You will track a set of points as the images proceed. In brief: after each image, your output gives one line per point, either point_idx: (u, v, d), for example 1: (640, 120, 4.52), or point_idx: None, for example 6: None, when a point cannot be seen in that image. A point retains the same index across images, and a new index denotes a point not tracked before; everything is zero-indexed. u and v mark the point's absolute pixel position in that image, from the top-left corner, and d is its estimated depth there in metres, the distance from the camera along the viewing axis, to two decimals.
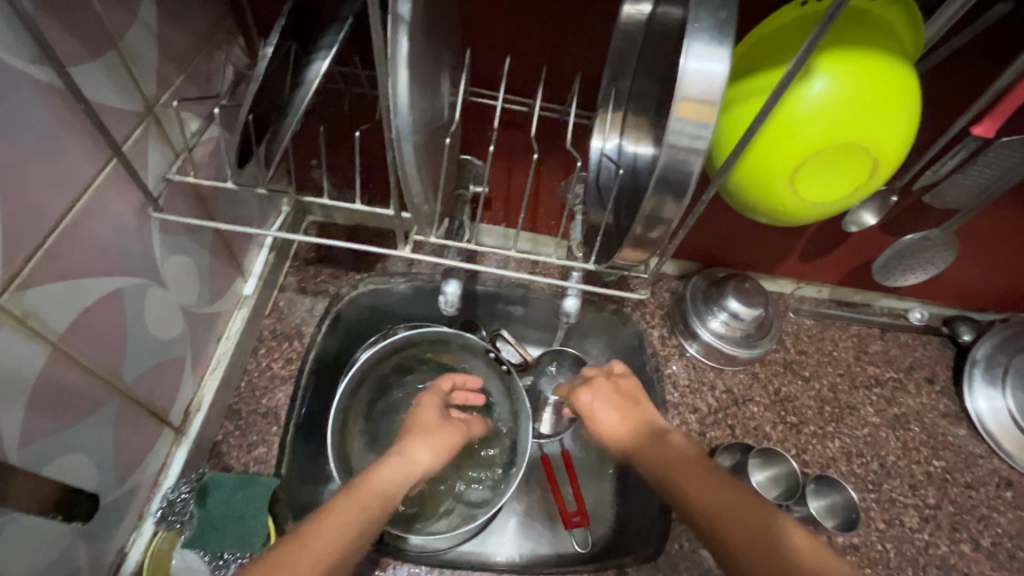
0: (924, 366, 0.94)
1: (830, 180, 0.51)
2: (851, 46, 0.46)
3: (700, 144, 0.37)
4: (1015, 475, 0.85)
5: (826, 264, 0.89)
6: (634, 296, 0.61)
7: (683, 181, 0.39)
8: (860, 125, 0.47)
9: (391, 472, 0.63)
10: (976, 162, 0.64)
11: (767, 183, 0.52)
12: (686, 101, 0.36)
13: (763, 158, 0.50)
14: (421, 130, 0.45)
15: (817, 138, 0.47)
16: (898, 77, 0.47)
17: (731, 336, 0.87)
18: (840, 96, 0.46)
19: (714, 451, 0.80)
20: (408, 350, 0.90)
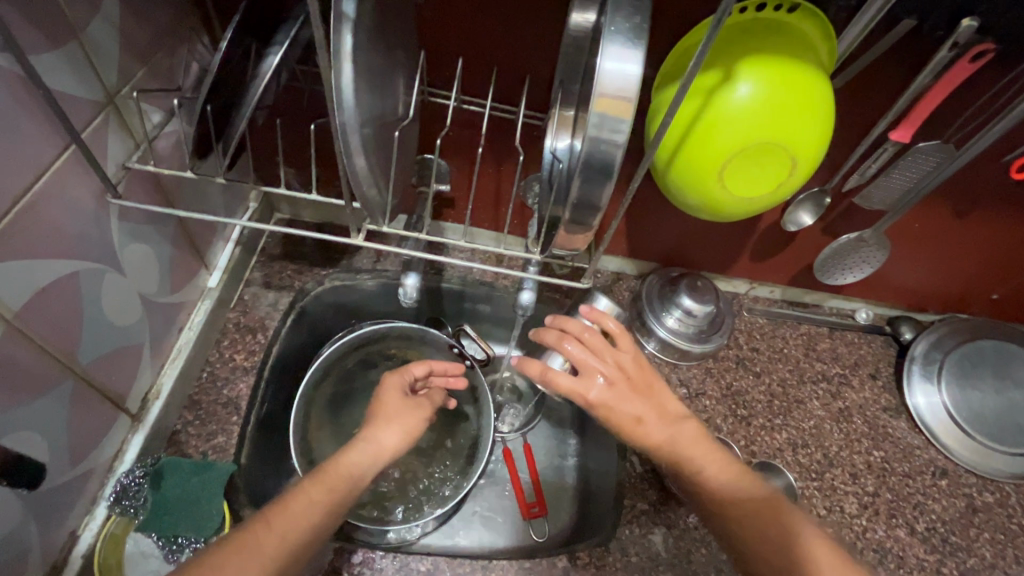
0: (868, 363, 0.99)
1: (757, 178, 0.55)
2: (768, 55, 0.51)
3: (619, 137, 0.41)
4: (950, 465, 0.90)
5: (773, 265, 0.94)
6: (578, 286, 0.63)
7: (607, 171, 0.43)
8: (777, 126, 0.51)
9: (360, 454, 0.62)
10: (898, 166, 0.69)
11: (699, 180, 0.56)
12: (603, 98, 0.40)
13: (692, 156, 0.54)
14: (371, 123, 0.47)
15: (738, 138, 0.52)
16: (812, 82, 0.51)
17: (685, 332, 0.91)
18: (757, 99, 0.50)
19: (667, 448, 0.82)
20: (374, 345, 0.93)
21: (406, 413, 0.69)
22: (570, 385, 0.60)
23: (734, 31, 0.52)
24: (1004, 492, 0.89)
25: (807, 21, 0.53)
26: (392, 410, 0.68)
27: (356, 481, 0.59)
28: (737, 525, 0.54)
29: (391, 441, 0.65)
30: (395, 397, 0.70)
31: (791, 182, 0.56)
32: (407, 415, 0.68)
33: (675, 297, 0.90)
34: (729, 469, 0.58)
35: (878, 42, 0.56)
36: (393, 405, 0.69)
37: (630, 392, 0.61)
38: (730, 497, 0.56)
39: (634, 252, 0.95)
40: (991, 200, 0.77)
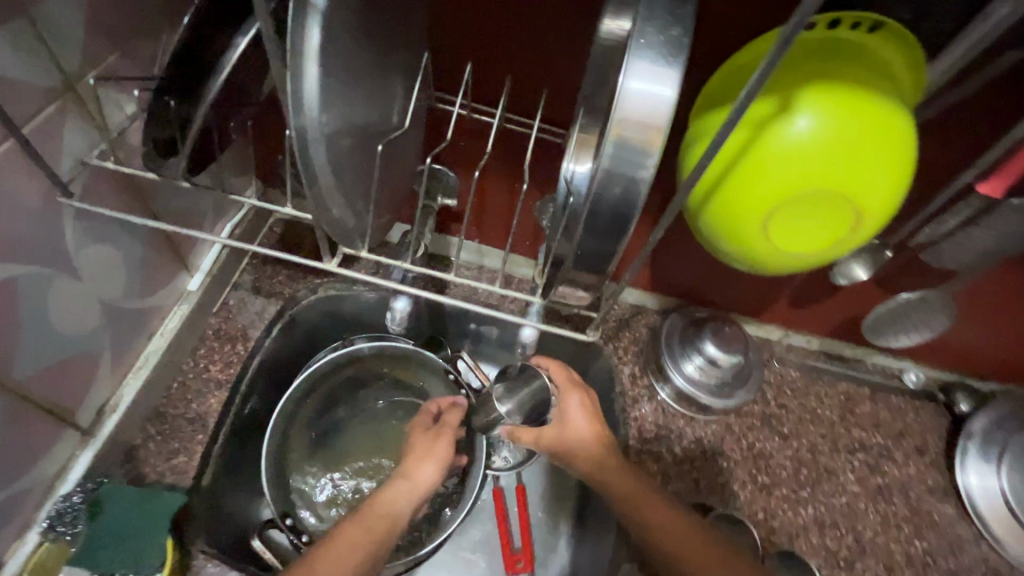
0: (915, 434, 0.87)
1: (809, 230, 0.46)
2: (841, 82, 0.41)
3: (643, 174, 0.33)
4: (1004, 565, 0.78)
5: (813, 316, 0.83)
6: (580, 338, 0.54)
7: (626, 214, 0.35)
8: (844, 171, 0.42)
9: (398, 492, 0.60)
10: (981, 223, 0.58)
11: (740, 227, 0.47)
12: (625, 125, 0.32)
13: (735, 199, 0.45)
14: (348, 133, 0.40)
15: (794, 182, 0.42)
16: (893, 120, 0.41)
17: (706, 383, 0.81)
18: (823, 138, 0.41)
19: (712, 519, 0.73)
20: (365, 363, 0.85)
21: (438, 443, 0.64)
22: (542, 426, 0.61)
23: (797, 52, 0.43)
24: None
25: (891, 43, 0.43)
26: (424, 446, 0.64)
27: (396, 521, 0.58)
28: None
29: (427, 476, 0.62)
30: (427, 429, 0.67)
31: (850, 237, 0.47)
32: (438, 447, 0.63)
33: (697, 342, 0.81)
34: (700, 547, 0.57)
35: (978, 75, 0.46)
36: (423, 440, 0.65)
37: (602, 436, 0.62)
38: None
39: (656, 286, 0.86)
40: None
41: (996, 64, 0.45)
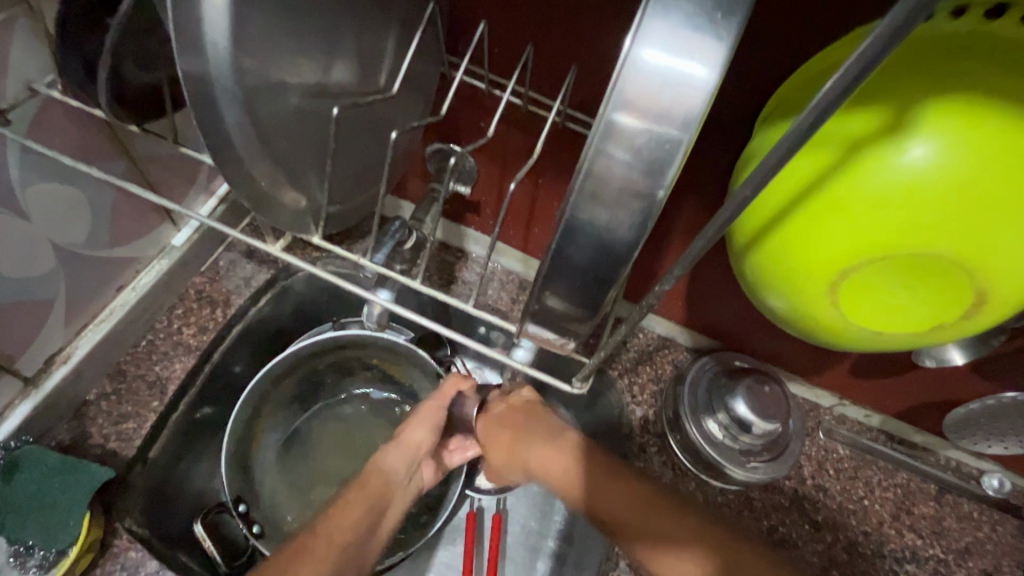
0: (986, 555, 0.70)
1: (899, 304, 0.33)
2: (989, 98, 0.28)
3: (651, 186, 0.25)
4: None
5: (881, 391, 0.67)
6: (565, 389, 0.45)
7: (624, 243, 0.26)
8: (972, 230, 0.29)
9: (399, 454, 0.58)
10: None
11: (796, 283, 0.34)
12: (629, 115, 0.24)
13: (798, 245, 0.33)
14: (286, 89, 0.31)
15: (888, 232, 0.30)
16: None
17: (728, 447, 0.68)
18: (947, 175, 0.28)
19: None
20: (353, 350, 0.78)
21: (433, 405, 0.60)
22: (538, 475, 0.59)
23: (920, 50, 0.29)
24: None
25: None
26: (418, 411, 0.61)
27: (397, 484, 0.57)
28: None
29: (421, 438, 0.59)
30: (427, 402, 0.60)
31: (962, 322, 0.34)
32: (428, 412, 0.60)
33: (727, 397, 0.68)
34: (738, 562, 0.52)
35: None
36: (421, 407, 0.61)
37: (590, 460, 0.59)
38: None
39: (691, 320, 0.73)
40: None
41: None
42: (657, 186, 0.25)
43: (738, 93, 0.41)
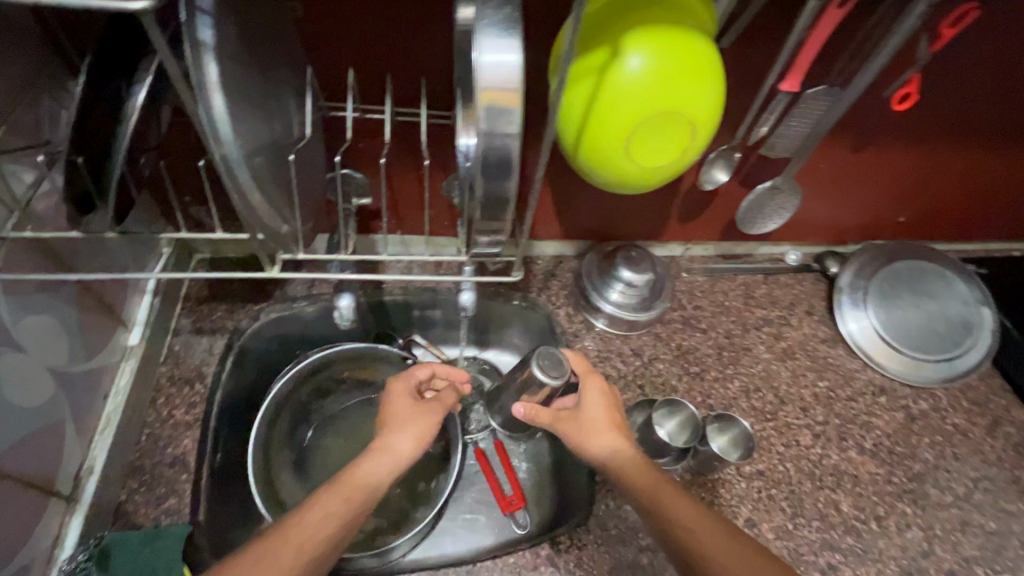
0: (802, 301, 1.05)
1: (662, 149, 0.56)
2: (653, 26, 0.52)
3: (512, 129, 0.40)
4: (887, 382, 0.97)
5: (702, 224, 0.98)
6: (510, 279, 0.62)
7: (510, 163, 0.41)
8: (673, 95, 0.52)
9: (378, 460, 0.67)
10: (793, 114, 0.70)
11: (607, 157, 0.56)
12: (486, 92, 0.38)
13: (597, 133, 0.55)
14: (257, 151, 0.45)
15: (637, 110, 0.53)
16: (698, 48, 0.53)
17: (628, 304, 0.93)
18: (652, 70, 0.51)
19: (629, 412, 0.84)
20: (323, 372, 0.91)
21: (416, 417, 0.72)
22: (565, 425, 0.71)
23: (615, 8, 0.52)
24: (936, 397, 0.96)
25: None
26: (406, 414, 0.72)
27: (370, 483, 0.65)
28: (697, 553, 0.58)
29: (404, 444, 0.69)
30: (404, 403, 0.73)
31: (700, 145, 0.57)
32: (418, 420, 0.72)
33: (614, 272, 0.92)
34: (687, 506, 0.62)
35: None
36: (403, 413, 0.72)
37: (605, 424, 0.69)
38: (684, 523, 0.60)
39: (569, 233, 0.98)
40: (883, 130, 0.84)
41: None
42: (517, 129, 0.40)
43: (534, 62, 0.62)
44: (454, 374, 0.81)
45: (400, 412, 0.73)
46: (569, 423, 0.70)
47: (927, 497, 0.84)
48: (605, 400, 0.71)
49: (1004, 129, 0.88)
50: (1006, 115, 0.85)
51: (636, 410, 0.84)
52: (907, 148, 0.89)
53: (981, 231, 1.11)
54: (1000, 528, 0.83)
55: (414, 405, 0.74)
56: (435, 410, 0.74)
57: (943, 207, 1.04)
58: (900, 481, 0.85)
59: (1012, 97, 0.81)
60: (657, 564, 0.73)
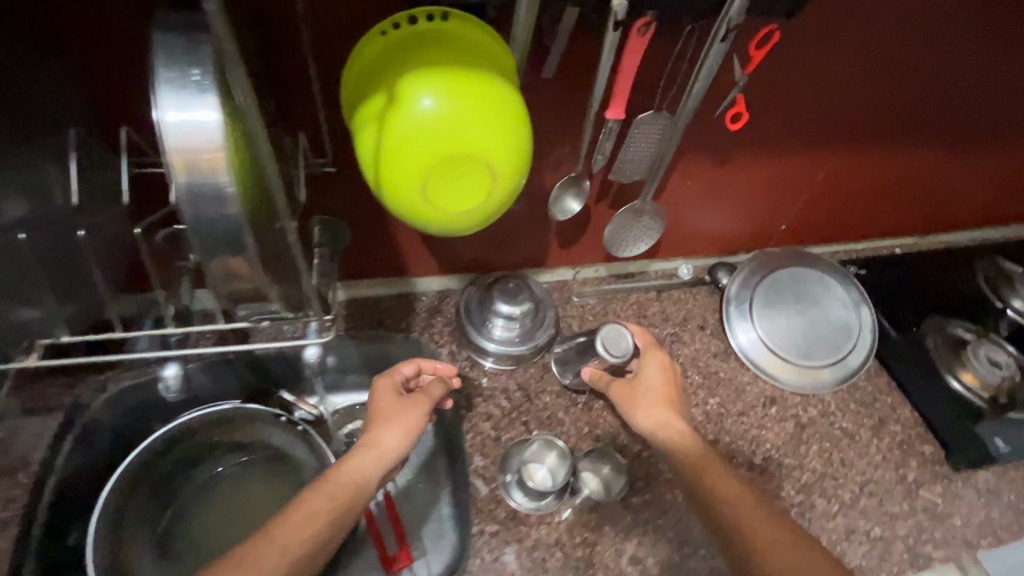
0: (696, 315, 1.04)
1: (464, 192, 0.53)
2: (428, 68, 0.49)
3: (224, 184, 0.37)
4: (778, 392, 0.96)
5: (583, 247, 0.96)
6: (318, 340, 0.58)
7: (232, 225, 0.38)
8: (456, 138, 0.49)
9: (365, 456, 0.68)
10: (629, 139, 0.69)
11: (406, 205, 0.53)
12: (182, 150, 0.36)
13: (388, 181, 0.51)
14: None
15: (421, 156, 0.49)
16: (480, 87, 0.50)
17: (510, 337, 0.90)
18: (429, 114, 0.48)
19: (508, 451, 0.81)
20: (188, 440, 0.84)
21: (403, 411, 0.72)
22: (661, 379, 0.76)
23: (391, 52, 0.50)
24: (825, 402, 0.96)
25: (467, 25, 0.51)
26: (392, 411, 0.72)
27: (367, 477, 0.67)
28: (732, 519, 0.63)
29: (394, 441, 0.70)
30: (388, 400, 0.74)
31: (506, 187, 0.54)
32: (407, 413, 0.72)
33: (491, 306, 0.89)
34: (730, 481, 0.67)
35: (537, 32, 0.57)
36: (389, 406, 0.73)
37: (659, 397, 0.74)
38: (722, 489, 0.65)
39: (448, 267, 0.94)
40: (738, 145, 0.84)
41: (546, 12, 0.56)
42: (231, 186, 0.37)
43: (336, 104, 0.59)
44: (441, 368, 0.82)
45: (399, 404, 0.74)
46: (622, 387, 0.77)
47: (813, 508, 0.84)
48: (664, 371, 0.77)
49: (859, 136, 0.89)
50: (855, 121, 0.86)
51: (515, 449, 0.81)
52: (768, 159, 0.89)
53: (862, 232, 1.13)
54: (885, 533, 0.83)
55: (400, 399, 0.74)
56: (424, 401, 0.75)
57: (820, 212, 1.05)
58: (786, 495, 0.85)
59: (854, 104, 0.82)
60: None
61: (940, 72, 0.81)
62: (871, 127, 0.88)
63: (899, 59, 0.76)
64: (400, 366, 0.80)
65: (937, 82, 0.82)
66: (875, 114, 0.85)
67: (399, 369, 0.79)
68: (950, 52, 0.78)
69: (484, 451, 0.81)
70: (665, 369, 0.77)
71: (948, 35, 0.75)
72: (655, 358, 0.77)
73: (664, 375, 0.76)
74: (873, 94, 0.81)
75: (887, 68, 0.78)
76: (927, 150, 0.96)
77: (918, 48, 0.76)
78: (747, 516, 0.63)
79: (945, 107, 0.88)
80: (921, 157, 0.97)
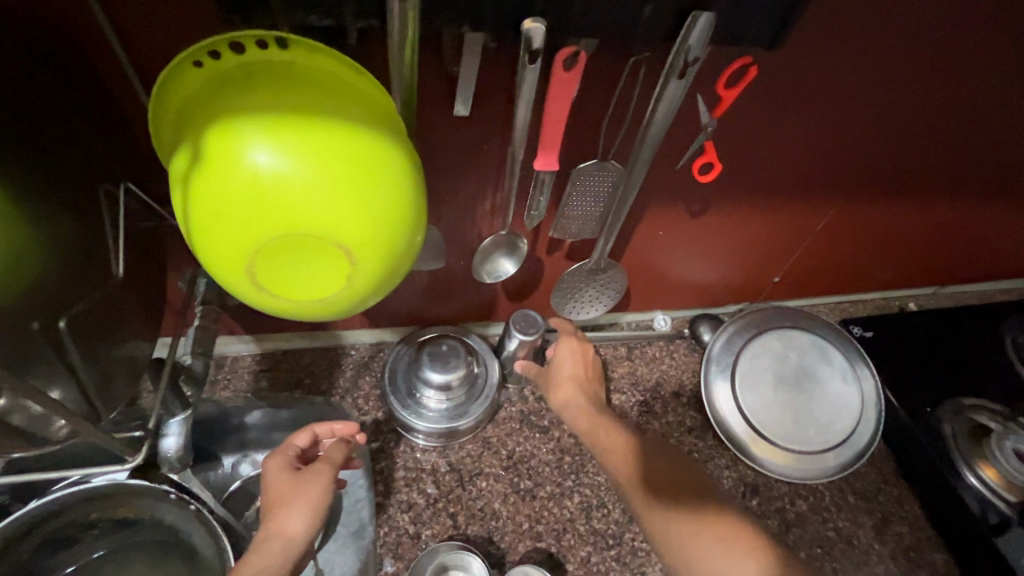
0: (671, 380, 0.90)
1: (315, 276, 0.39)
2: (250, 113, 0.35)
3: None
4: (760, 479, 0.82)
5: (538, 301, 0.82)
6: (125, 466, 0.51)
7: None
8: (287, 209, 0.36)
9: (271, 546, 0.56)
10: (570, 191, 0.56)
11: (238, 290, 0.40)
12: None
13: (210, 262, 0.38)
14: None
15: (241, 233, 0.36)
16: (323, 141, 0.36)
17: (440, 412, 0.76)
18: (247, 178, 0.35)
19: (419, 563, 0.66)
20: (60, 519, 0.71)
21: (303, 487, 0.60)
22: (575, 361, 0.73)
23: (210, 89, 0.37)
24: (816, 494, 0.81)
25: (315, 54, 0.38)
26: (289, 492, 0.59)
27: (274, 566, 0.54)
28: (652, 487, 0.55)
29: (300, 525, 0.57)
30: (282, 475, 0.61)
31: (377, 265, 0.40)
32: (306, 489, 0.59)
33: (420, 372, 0.75)
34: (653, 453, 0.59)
35: (433, 66, 0.45)
36: (284, 487, 0.60)
37: (572, 376, 0.71)
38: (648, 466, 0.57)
39: (380, 320, 0.82)
40: (716, 192, 0.70)
41: (442, 40, 0.43)
42: None
43: None
44: (339, 429, 0.68)
45: (293, 469, 0.62)
46: (540, 373, 0.75)
47: None
48: (578, 353, 0.74)
49: (865, 182, 0.74)
50: (859, 166, 0.71)
51: (428, 558, 0.67)
52: (754, 208, 0.74)
53: (870, 283, 0.98)
54: None
55: (296, 476, 0.61)
56: (326, 471, 0.61)
57: (819, 263, 0.90)
58: None
59: (856, 147, 0.67)
60: None
61: (966, 111, 0.65)
62: (879, 172, 0.73)
63: (913, 96, 0.62)
64: (292, 437, 0.67)
65: (961, 122, 0.67)
66: (884, 158, 0.70)
67: (291, 443, 0.65)
68: (979, 88, 0.62)
69: (397, 552, 0.69)
70: (577, 349, 0.74)
71: (977, 69, 0.60)
72: (568, 341, 0.74)
73: (576, 356, 0.73)
74: (881, 136, 0.66)
75: (901, 104, 0.62)
76: (949, 196, 0.81)
77: (941, 83, 0.61)
78: (683, 488, 0.55)
79: (974, 148, 0.72)
80: (939, 205, 0.82)
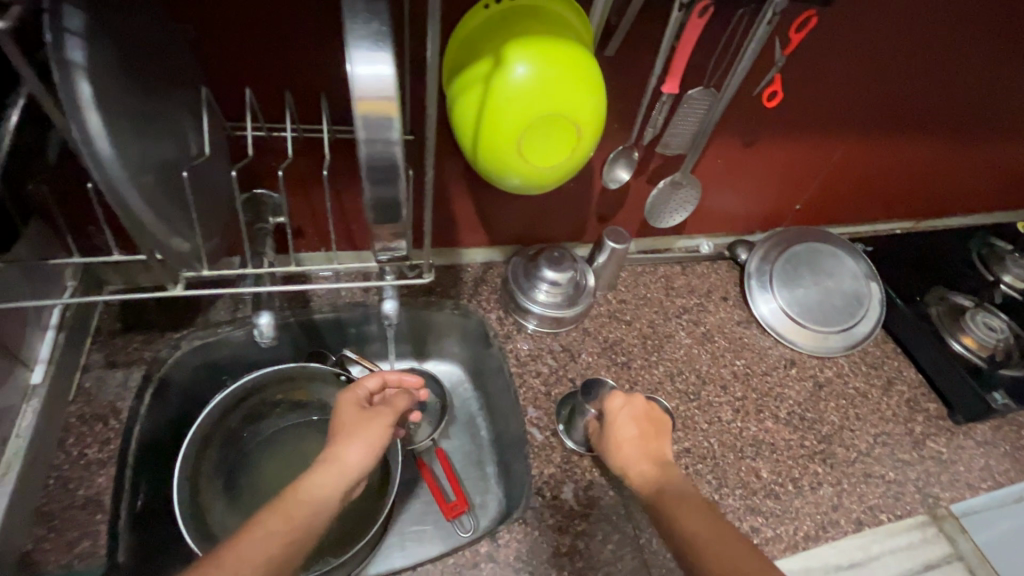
0: (719, 287, 1.12)
1: (554, 147, 0.59)
2: (529, 35, 0.56)
3: (393, 136, 0.42)
4: (797, 355, 1.05)
5: (621, 221, 1.03)
6: (420, 281, 0.62)
7: (391, 169, 0.43)
8: (552, 96, 0.56)
9: (332, 469, 0.62)
10: (679, 112, 0.78)
11: (501, 158, 0.59)
12: (361, 95, 0.40)
13: (489, 136, 0.58)
14: (145, 170, 0.49)
15: (521, 112, 0.56)
16: (572, 54, 0.56)
17: (554, 302, 0.96)
18: (530, 74, 0.55)
19: (561, 403, 0.89)
20: (256, 397, 0.89)
21: (366, 424, 0.66)
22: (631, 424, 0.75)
23: (495, 23, 0.58)
24: (839, 364, 1.04)
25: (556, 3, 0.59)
26: (354, 424, 0.67)
27: (333, 483, 0.61)
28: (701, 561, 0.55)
29: (358, 455, 0.64)
30: (350, 413, 0.68)
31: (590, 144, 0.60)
32: (370, 425, 0.66)
33: (538, 273, 0.96)
34: (707, 523, 0.58)
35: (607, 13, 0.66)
36: (351, 420, 0.67)
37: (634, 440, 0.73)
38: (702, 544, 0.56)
39: (494, 239, 1.01)
40: (767, 125, 0.92)
41: None
42: (396, 140, 0.42)
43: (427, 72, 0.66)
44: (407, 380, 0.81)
45: (360, 408, 0.70)
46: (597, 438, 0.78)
47: (835, 455, 0.92)
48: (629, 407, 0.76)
49: (871, 122, 0.98)
50: (869, 107, 0.94)
51: (565, 403, 0.89)
52: (790, 142, 0.97)
53: (870, 215, 1.22)
54: (898, 477, 0.92)
55: (363, 412, 0.69)
56: (388, 413, 0.69)
57: (833, 194, 1.14)
58: (811, 445, 0.93)
59: (869, 90, 0.90)
60: (592, 547, 0.75)
61: (945, 63, 0.89)
62: (884, 113, 0.96)
63: (909, 50, 0.85)
64: (364, 381, 0.76)
65: (943, 72, 0.91)
66: (887, 101, 0.94)
67: (360, 388, 0.74)
68: (953, 43, 0.86)
69: (536, 403, 0.89)
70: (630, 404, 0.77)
71: (952, 28, 0.84)
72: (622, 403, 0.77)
73: (632, 415, 0.76)
74: (886, 82, 0.89)
75: (901, 55, 0.86)
76: (933, 135, 1.05)
77: (929, 38, 0.84)
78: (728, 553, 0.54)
79: (952, 94, 0.96)
80: (925, 142, 1.06)
